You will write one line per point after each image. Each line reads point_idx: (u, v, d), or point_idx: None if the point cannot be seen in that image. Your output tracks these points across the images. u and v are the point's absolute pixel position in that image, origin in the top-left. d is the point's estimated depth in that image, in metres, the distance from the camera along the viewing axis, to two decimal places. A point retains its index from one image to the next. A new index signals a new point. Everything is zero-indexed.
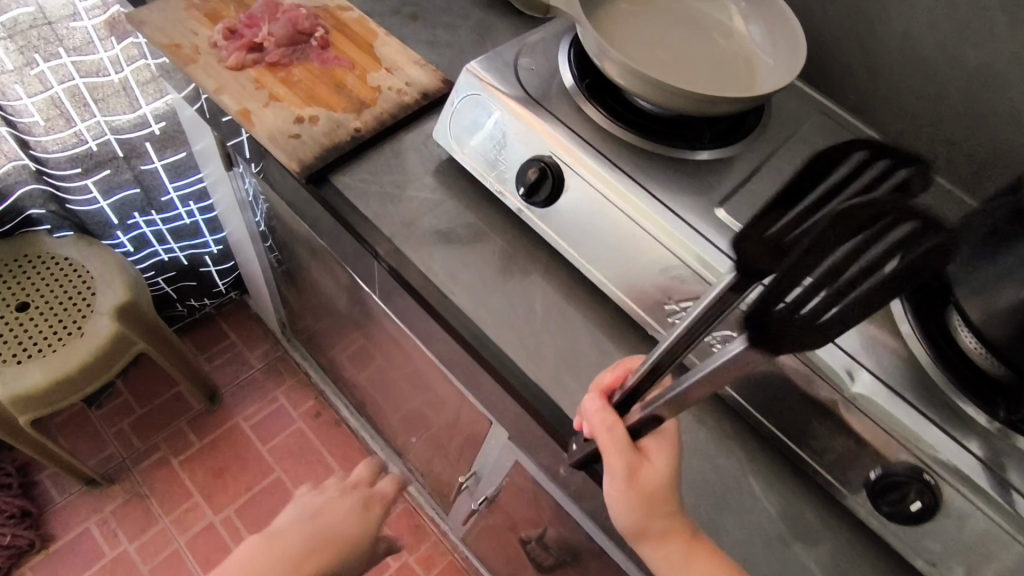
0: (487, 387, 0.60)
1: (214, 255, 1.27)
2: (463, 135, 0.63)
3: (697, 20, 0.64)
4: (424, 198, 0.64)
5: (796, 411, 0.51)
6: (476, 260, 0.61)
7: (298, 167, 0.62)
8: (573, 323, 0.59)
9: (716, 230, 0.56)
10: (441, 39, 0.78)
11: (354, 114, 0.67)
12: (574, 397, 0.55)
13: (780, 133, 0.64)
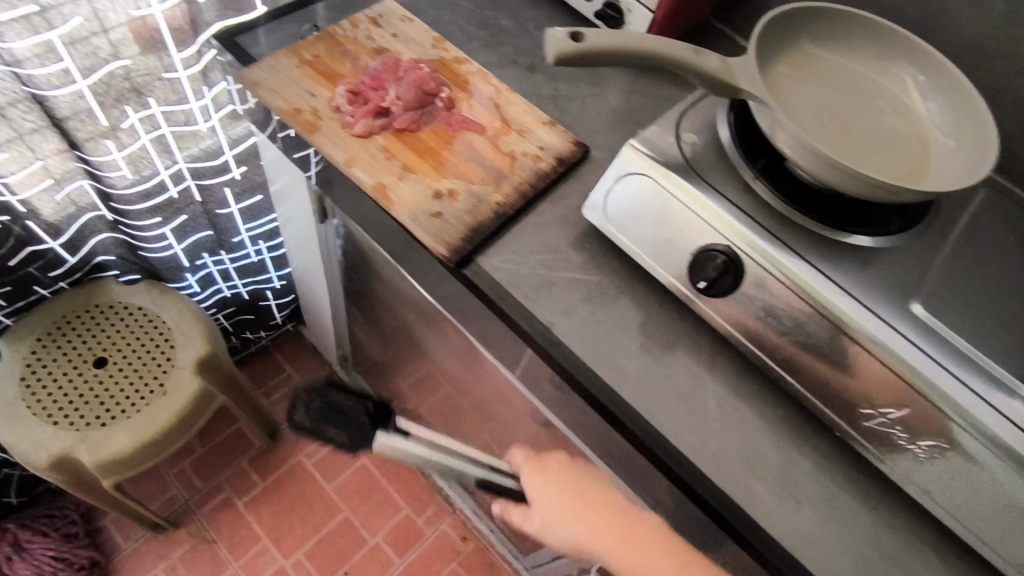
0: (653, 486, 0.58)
1: (276, 290, 1.23)
2: (622, 211, 0.59)
3: (868, 87, 0.60)
4: (575, 280, 0.61)
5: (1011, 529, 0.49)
6: (638, 351, 0.58)
7: (447, 251, 0.58)
8: (746, 421, 0.56)
9: (916, 330, 0.53)
10: (562, 94, 0.74)
11: (493, 187, 0.63)
12: (763, 506, 0.52)
13: (951, 211, 0.61)
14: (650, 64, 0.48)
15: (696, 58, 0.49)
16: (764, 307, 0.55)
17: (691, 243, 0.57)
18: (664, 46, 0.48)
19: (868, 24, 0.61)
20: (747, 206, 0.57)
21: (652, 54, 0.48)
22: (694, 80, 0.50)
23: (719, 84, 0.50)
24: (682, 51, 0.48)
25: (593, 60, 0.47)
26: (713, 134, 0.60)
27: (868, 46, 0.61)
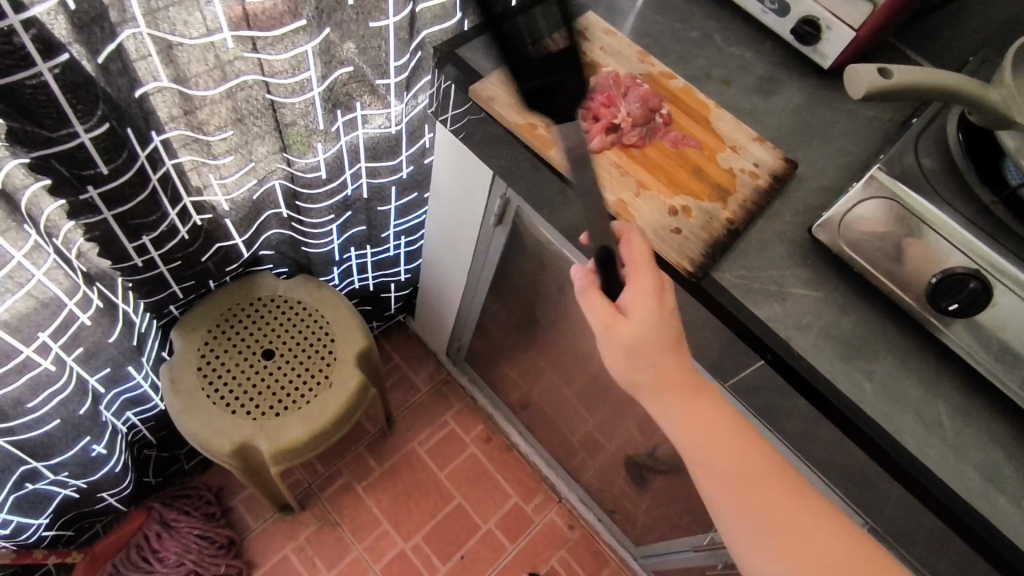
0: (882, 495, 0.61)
1: (399, 282, 1.25)
2: (857, 232, 0.61)
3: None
4: (803, 294, 0.64)
5: None
6: (872, 365, 0.61)
7: (690, 267, 0.61)
8: (981, 435, 0.59)
9: None
10: (759, 109, 0.76)
11: (722, 203, 0.66)
12: (1009, 517, 0.55)
13: None
14: (944, 94, 0.52)
15: (982, 91, 0.53)
16: (1008, 330, 0.57)
17: (929, 265, 0.59)
18: (957, 78, 0.52)
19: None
20: (986, 230, 0.60)
21: (949, 85, 0.52)
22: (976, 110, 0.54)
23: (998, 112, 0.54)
24: (971, 83, 0.53)
25: (896, 93, 0.51)
26: (945, 156, 0.64)
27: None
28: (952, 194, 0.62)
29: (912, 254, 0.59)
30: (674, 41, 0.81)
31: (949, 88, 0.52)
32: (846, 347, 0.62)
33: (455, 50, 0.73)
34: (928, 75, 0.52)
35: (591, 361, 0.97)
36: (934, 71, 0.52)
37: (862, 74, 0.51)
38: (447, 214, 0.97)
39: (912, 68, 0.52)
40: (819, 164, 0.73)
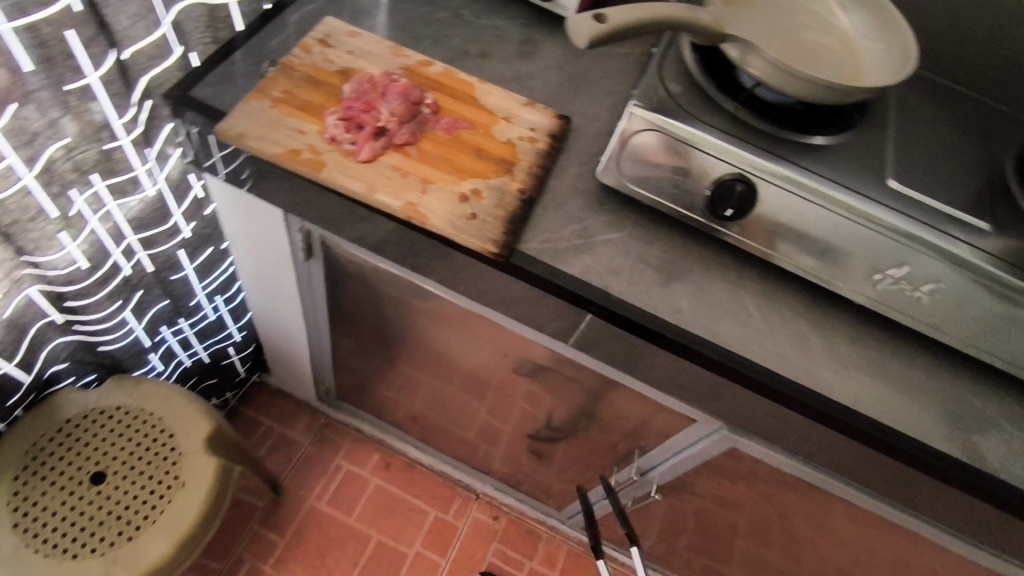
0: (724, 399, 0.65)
1: (237, 344, 1.15)
2: (633, 167, 0.64)
3: (794, 12, 0.71)
4: (607, 240, 0.66)
5: (1003, 331, 0.62)
6: (683, 285, 0.65)
7: (496, 248, 0.61)
8: (787, 316, 0.65)
9: (896, 201, 0.64)
10: (522, 72, 0.77)
11: (508, 176, 0.66)
12: (825, 379, 0.62)
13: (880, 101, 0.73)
14: (660, 27, 0.55)
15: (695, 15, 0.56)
16: (776, 218, 0.63)
17: (702, 180, 0.63)
18: (668, 9, 0.55)
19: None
20: (738, 133, 0.64)
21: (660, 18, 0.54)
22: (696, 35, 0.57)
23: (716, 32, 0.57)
24: (682, 11, 0.55)
25: (614, 38, 0.54)
26: (685, 77, 0.68)
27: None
28: (705, 107, 0.65)
29: (685, 175, 0.63)
30: (423, 26, 0.79)
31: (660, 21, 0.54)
32: (657, 276, 0.65)
33: (189, 91, 0.66)
34: (638, 13, 0.54)
35: (453, 361, 0.95)
36: (645, 7, 0.54)
37: (575, 28, 0.53)
38: (256, 261, 0.89)
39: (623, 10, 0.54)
40: (590, 112, 0.76)
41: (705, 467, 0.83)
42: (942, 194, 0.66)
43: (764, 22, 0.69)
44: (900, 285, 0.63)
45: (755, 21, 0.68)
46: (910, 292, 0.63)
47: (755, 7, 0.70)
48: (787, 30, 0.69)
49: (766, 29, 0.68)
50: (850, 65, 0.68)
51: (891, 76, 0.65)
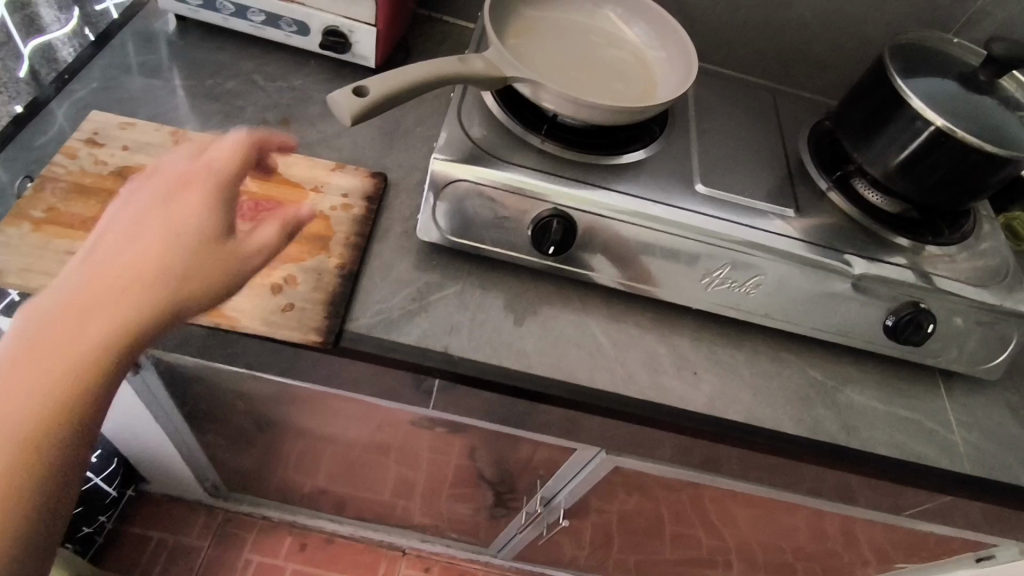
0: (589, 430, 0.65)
1: (95, 465, 1.04)
2: (451, 221, 0.63)
3: (576, 34, 0.73)
4: (441, 298, 0.64)
5: (825, 308, 0.66)
6: (525, 327, 0.64)
7: (319, 335, 0.57)
8: (630, 333, 0.66)
9: (707, 204, 0.66)
10: (329, 133, 0.74)
11: (325, 253, 0.62)
12: (675, 391, 0.63)
13: (680, 105, 0.76)
14: (430, 85, 0.55)
15: (464, 65, 0.57)
16: (601, 243, 0.63)
17: (521, 220, 0.62)
18: (433, 65, 0.55)
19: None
20: (546, 166, 0.64)
21: (426, 75, 0.55)
22: (471, 84, 0.57)
23: (491, 77, 0.58)
24: (449, 64, 0.56)
25: (386, 105, 0.53)
26: (486, 118, 0.67)
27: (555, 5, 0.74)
28: (511, 145, 0.64)
29: (503, 218, 0.62)
30: (212, 101, 0.74)
31: (428, 79, 0.55)
32: (499, 323, 0.64)
33: None
34: (403, 75, 0.54)
35: (332, 435, 0.90)
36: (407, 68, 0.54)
37: (340, 102, 0.52)
38: None
39: (387, 75, 0.54)
40: (406, 163, 0.74)
41: (601, 484, 0.84)
42: (746, 189, 0.69)
43: (552, 52, 0.70)
44: (729, 284, 0.65)
45: (543, 54, 0.69)
46: (737, 288, 0.65)
47: (539, 38, 0.70)
48: (575, 55, 0.70)
49: (555, 60, 0.69)
50: (641, 78, 0.71)
51: (678, 82, 0.68)
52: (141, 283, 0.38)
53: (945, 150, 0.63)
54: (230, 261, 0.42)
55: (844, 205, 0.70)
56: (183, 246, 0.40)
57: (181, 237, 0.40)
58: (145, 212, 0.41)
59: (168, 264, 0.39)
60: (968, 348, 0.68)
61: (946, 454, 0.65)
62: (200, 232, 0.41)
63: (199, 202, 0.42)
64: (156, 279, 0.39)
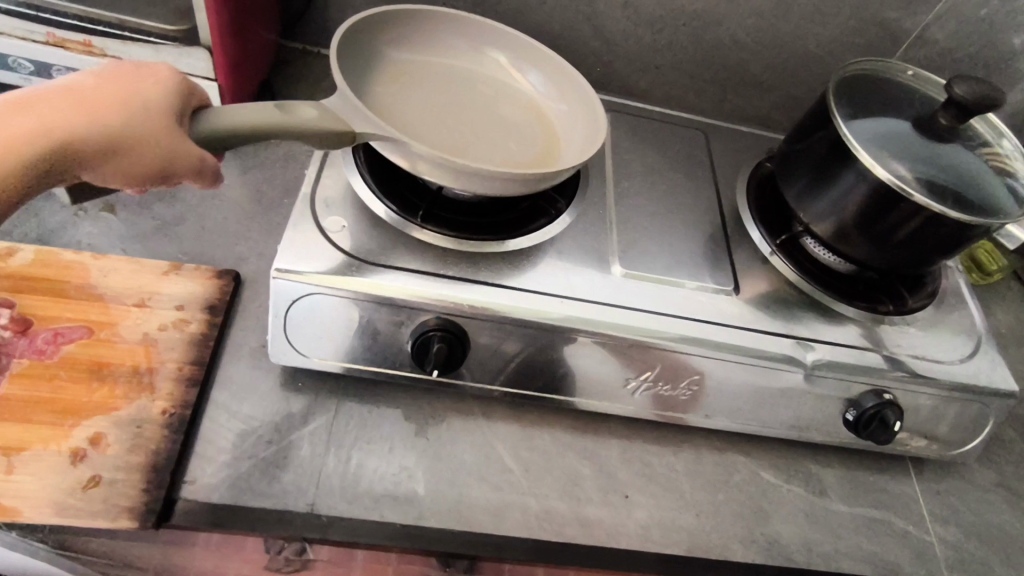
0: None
1: None
2: (308, 343, 0.50)
3: (454, 84, 0.59)
4: (306, 436, 0.51)
5: (775, 404, 0.55)
6: (415, 461, 0.52)
7: (133, 517, 0.44)
8: (546, 452, 0.55)
9: (628, 290, 0.54)
10: (168, 218, 0.60)
11: (147, 395, 0.49)
12: (602, 526, 0.52)
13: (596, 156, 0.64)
14: (239, 140, 0.42)
15: (286, 115, 0.43)
16: (500, 352, 0.52)
17: (396, 334, 0.50)
18: (240, 112, 0.42)
19: (416, 29, 0.58)
20: (426, 263, 0.51)
21: (228, 128, 0.41)
22: (299, 140, 0.43)
23: (326, 130, 0.44)
24: (263, 112, 0.42)
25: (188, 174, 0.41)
26: (347, 204, 0.53)
27: (425, 51, 0.59)
28: (380, 240, 0.51)
29: (375, 332, 0.50)
30: None
31: (230, 134, 0.41)
32: (381, 459, 0.52)
33: None
34: (201, 121, 0.41)
35: None
36: (208, 115, 0.41)
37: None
38: None
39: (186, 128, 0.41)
40: (267, 250, 0.60)
41: None
42: (676, 263, 0.58)
43: (423, 109, 0.56)
44: (658, 386, 0.54)
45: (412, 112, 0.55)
46: (668, 389, 0.54)
47: (405, 94, 0.56)
48: (454, 112, 0.56)
49: (428, 119, 0.55)
50: (537, 138, 0.58)
51: (584, 144, 0.56)
52: (72, 117, 0.36)
53: (903, 216, 0.53)
54: (112, 141, 0.37)
55: (791, 272, 0.60)
56: (118, 109, 0.38)
57: (106, 100, 0.38)
58: (97, 80, 0.39)
59: (115, 113, 0.38)
60: (938, 431, 0.58)
61: (922, 562, 0.56)
62: (141, 100, 0.39)
63: (162, 86, 0.40)
64: (71, 123, 0.36)
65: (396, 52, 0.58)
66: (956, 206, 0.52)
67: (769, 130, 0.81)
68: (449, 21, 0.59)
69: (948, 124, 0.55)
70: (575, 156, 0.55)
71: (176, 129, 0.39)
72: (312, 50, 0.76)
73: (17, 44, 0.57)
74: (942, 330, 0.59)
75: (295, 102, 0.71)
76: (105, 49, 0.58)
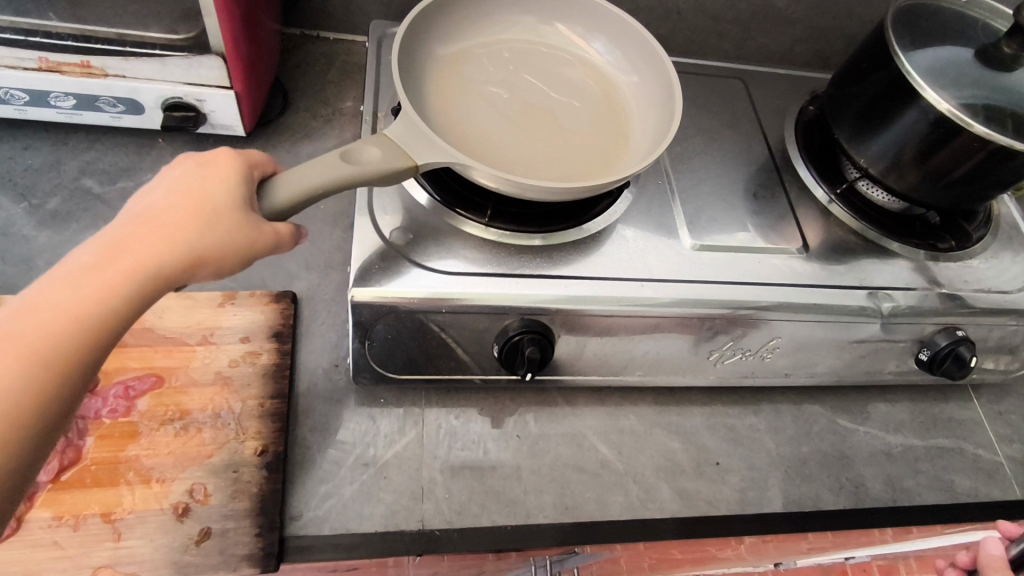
0: (576, 568, 0.51)
1: None
2: (391, 360, 0.49)
3: (505, 135, 0.51)
4: (401, 451, 0.50)
5: (849, 355, 0.56)
6: (512, 461, 0.52)
7: (253, 564, 0.43)
8: (633, 432, 0.55)
9: (702, 261, 0.53)
10: None
11: (236, 437, 0.47)
12: (703, 496, 0.53)
13: None
14: (310, 200, 0.39)
15: (351, 164, 0.39)
16: (585, 342, 0.51)
17: (480, 338, 0.49)
18: (302, 173, 0.39)
19: (436, 103, 0.51)
20: (500, 264, 0.49)
21: (294, 194, 0.38)
22: (369, 184, 0.40)
23: (392, 170, 0.40)
24: (331, 164, 0.39)
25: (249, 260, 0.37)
26: (403, 211, 0.51)
27: (448, 47, 0.55)
28: (448, 244, 0.49)
29: (457, 340, 0.49)
30: (33, 231, 0.54)
31: (294, 197, 0.38)
32: (479, 463, 0.51)
33: None
34: (269, 196, 0.38)
35: None
36: (270, 185, 0.38)
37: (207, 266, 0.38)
38: None
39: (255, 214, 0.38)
40: (315, 265, 0.57)
41: None
42: (740, 227, 0.57)
43: (530, 124, 0.53)
44: (740, 354, 0.54)
45: (538, 140, 0.52)
46: (750, 355, 0.54)
47: (469, 92, 0.53)
48: (558, 139, 0.52)
49: (496, 104, 0.53)
50: (585, 70, 0.57)
51: (629, 51, 0.57)
52: (123, 260, 0.31)
53: (974, 155, 0.51)
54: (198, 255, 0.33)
55: (849, 217, 0.60)
56: (185, 216, 0.34)
57: (180, 219, 0.34)
58: (158, 196, 0.35)
59: (181, 235, 0.33)
60: (998, 357, 0.60)
61: (993, 482, 0.59)
62: (207, 204, 0.35)
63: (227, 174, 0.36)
64: (147, 251, 0.32)
65: (429, 60, 0.53)
66: (1016, 133, 0.51)
67: (792, 66, 0.78)
68: (446, 7, 0.54)
69: (1013, 51, 0.54)
70: (639, 67, 0.57)
71: (245, 217, 0.36)
72: (311, 33, 0.70)
73: (8, 74, 0.52)
74: (1001, 259, 0.60)
75: (307, 96, 0.66)
76: (106, 67, 0.53)
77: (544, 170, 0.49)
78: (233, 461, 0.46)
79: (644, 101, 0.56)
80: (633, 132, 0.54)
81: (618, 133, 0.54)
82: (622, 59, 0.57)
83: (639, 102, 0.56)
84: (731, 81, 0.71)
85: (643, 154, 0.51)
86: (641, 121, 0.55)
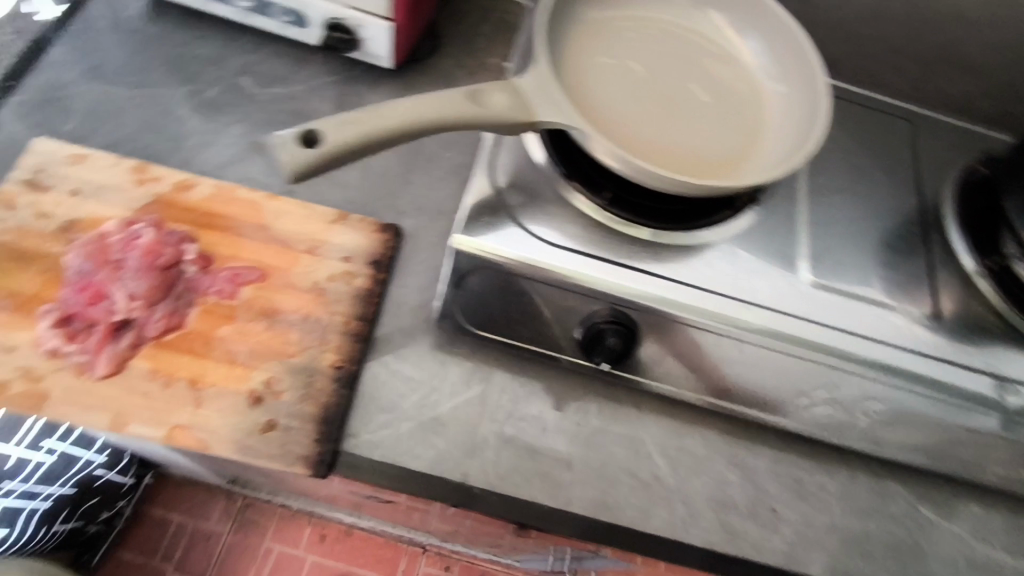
0: None
1: (106, 465, 0.97)
2: (476, 315, 0.50)
3: (638, 118, 0.50)
4: (462, 404, 0.51)
5: (953, 442, 0.51)
6: (566, 444, 0.51)
7: (307, 465, 0.46)
8: (694, 453, 0.53)
9: (818, 301, 0.50)
10: None
11: (317, 345, 0.50)
12: (750, 538, 0.50)
13: None
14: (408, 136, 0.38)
15: (475, 105, 0.39)
16: (671, 350, 0.49)
17: (570, 317, 0.49)
18: (397, 111, 0.38)
19: (578, 75, 0.50)
20: (606, 249, 0.48)
21: (384, 131, 0.38)
22: (488, 131, 0.40)
23: (513, 122, 0.40)
24: (453, 102, 0.39)
25: (337, 159, 0.37)
26: (525, 174, 0.51)
27: (597, 18, 0.54)
28: (561, 218, 0.49)
29: (546, 313, 0.49)
30: (192, 115, 0.60)
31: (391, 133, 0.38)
32: (534, 437, 0.51)
33: None
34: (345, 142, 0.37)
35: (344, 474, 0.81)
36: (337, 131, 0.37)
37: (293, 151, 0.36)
38: None
39: (314, 123, 0.37)
40: (426, 206, 0.58)
41: None
42: (868, 276, 0.53)
43: (665, 111, 0.51)
44: (831, 407, 0.50)
45: (668, 131, 0.50)
46: (842, 412, 0.51)
47: (606, 65, 0.52)
48: (687, 133, 0.50)
49: (635, 85, 0.51)
50: (733, 69, 0.54)
51: (783, 57, 0.54)
52: None
53: None
54: None
55: (995, 297, 0.54)
56: None
57: None
58: None
59: None
60: None
61: None
62: None
63: None
64: None
65: (576, 29, 0.52)
66: None
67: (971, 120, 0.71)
68: None
69: None
70: (790, 77, 0.53)
71: None
72: None
73: None
74: None
75: (457, 44, 0.67)
76: None
77: (659, 159, 0.48)
78: (311, 366, 0.49)
79: (785, 112, 0.52)
80: (768, 144, 0.51)
81: (751, 138, 0.51)
82: (776, 64, 0.54)
83: (782, 113, 0.53)
84: (895, 120, 0.66)
85: (773, 168, 0.48)
86: (780, 133, 0.51)
